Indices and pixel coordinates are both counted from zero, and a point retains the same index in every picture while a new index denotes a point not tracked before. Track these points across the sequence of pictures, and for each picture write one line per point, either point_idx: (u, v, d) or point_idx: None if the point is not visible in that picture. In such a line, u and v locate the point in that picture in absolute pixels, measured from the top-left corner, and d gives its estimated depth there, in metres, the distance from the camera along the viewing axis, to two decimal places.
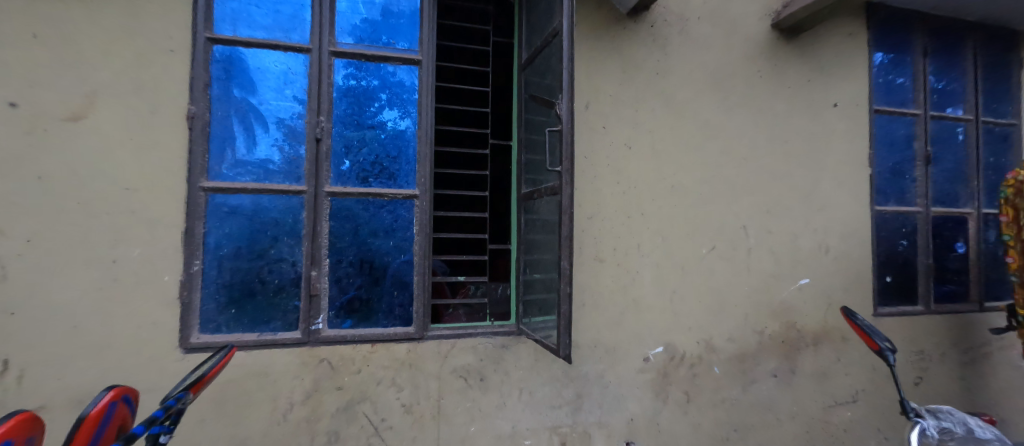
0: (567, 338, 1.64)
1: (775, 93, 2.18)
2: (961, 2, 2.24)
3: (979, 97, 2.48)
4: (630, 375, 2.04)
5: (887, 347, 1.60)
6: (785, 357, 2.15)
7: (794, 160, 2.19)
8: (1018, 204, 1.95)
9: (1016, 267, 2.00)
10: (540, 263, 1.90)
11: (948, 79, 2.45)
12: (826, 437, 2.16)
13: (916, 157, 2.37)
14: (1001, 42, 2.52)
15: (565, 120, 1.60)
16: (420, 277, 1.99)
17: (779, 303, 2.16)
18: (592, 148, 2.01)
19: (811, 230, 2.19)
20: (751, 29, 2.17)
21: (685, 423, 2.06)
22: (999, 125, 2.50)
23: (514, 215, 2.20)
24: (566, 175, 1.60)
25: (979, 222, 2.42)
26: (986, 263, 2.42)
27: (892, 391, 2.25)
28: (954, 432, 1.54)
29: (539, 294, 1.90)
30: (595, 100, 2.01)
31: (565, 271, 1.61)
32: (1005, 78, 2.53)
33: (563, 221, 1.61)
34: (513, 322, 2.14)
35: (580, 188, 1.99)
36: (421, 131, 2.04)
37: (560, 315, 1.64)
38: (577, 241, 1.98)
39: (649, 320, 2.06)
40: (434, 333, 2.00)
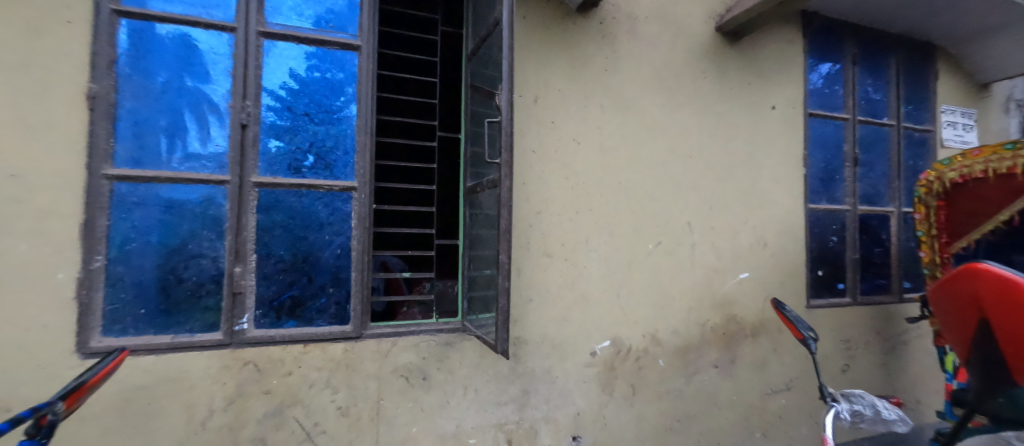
0: (505, 334, 1.63)
1: (718, 93, 2.23)
2: (886, 14, 2.38)
3: (901, 104, 2.65)
4: (577, 369, 2.02)
5: (809, 335, 1.70)
6: (725, 348, 2.20)
7: (736, 158, 2.25)
8: (929, 202, 2.08)
9: (928, 261, 2.10)
10: (485, 259, 1.86)
11: (874, 87, 2.61)
12: (763, 425, 2.23)
13: (846, 159, 2.51)
14: (920, 54, 2.70)
15: (503, 111, 1.60)
16: (357, 273, 1.87)
17: (720, 296, 2.21)
18: (541, 143, 1.97)
19: (751, 226, 2.26)
20: (696, 30, 2.21)
21: (631, 415, 2.07)
22: (918, 131, 2.69)
23: (462, 209, 2.11)
24: (504, 167, 1.61)
25: (900, 220, 2.61)
26: (906, 258, 2.60)
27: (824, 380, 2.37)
28: (864, 414, 1.59)
29: (482, 290, 1.88)
30: (544, 94, 1.98)
31: (504, 264, 1.61)
32: (923, 88, 2.72)
33: (501, 213, 1.61)
34: (458, 319, 2.07)
35: (527, 182, 1.95)
36: (361, 120, 1.90)
37: (499, 309, 1.63)
38: (524, 236, 1.94)
39: (596, 315, 2.05)
40: (373, 331, 1.89)
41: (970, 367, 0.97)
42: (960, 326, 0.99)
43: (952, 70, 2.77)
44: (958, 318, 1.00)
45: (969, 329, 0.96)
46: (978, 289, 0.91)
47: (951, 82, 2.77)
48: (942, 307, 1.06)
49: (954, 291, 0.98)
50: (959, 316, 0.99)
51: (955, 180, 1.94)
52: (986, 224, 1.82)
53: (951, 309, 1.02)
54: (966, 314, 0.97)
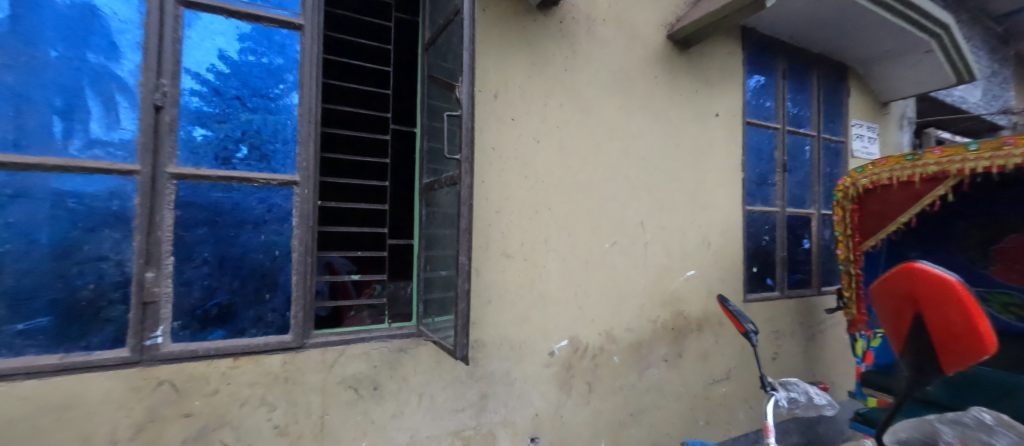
0: (465, 339, 1.57)
1: (669, 99, 2.33)
2: (810, 34, 2.65)
3: (820, 118, 2.97)
4: (535, 370, 2.01)
5: (750, 329, 1.85)
6: (673, 343, 2.32)
7: (684, 162, 2.37)
8: (845, 205, 2.42)
9: (844, 258, 2.46)
10: (441, 260, 1.79)
11: (800, 101, 2.90)
12: (706, 412, 2.38)
13: (776, 166, 2.76)
14: (835, 74, 3.05)
15: (464, 104, 1.53)
16: (299, 276, 1.65)
17: (670, 293, 2.32)
18: (501, 140, 1.92)
19: (697, 226, 2.40)
20: (650, 37, 2.29)
21: (587, 413, 2.09)
22: (833, 141, 3.04)
23: (417, 208, 2.00)
24: (464, 163, 1.54)
25: (819, 221, 2.93)
26: (823, 255, 2.93)
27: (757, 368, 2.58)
28: (799, 400, 1.76)
29: (439, 292, 1.80)
30: (504, 91, 1.93)
31: (464, 266, 1.56)
32: (837, 103, 3.07)
33: (461, 212, 1.54)
34: (412, 324, 1.95)
35: (486, 180, 1.89)
36: (303, 106, 1.68)
37: (457, 313, 1.56)
38: (484, 235, 1.89)
39: (554, 314, 2.05)
40: (317, 340, 1.71)
41: (903, 356, 1.09)
42: (895, 320, 1.11)
43: (858, 89, 3.15)
44: (892, 312, 1.12)
45: (904, 322, 1.08)
46: (915, 290, 1.02)
47: (857, 99, 3.15)
48: (877, 302, 1.18)
49: (890, 290, 1.09)
50: (894, 311, 1.11)
51: (867, 186, 2.26)
52: (891, 222, 2.18)
53: (886, 304, 1.13)
54: (901, 309, 1.08)
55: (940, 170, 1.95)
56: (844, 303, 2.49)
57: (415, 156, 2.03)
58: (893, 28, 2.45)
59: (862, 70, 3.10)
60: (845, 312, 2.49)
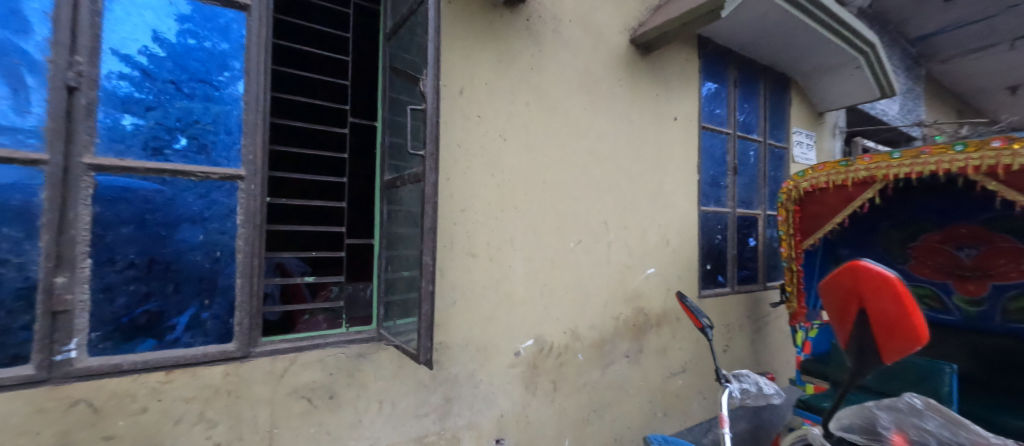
0: (429, 342, 1.51)
1: (632, 101, 2.39)
2: (758, 46, 2.83)
3: (767, 124, 3.19)
4: (501, 371, 1.98)
5: (706, 324, 1.94)
6: (634, 339, 2.38)
7: (645, 163, 2.44)
8: (788, 206, 2.73)
9: (787, 255, 2.74)
10: (403, 260, 1.72)
11: (750, 107, 3.09)
12: (664, 405, 2.47)
13: (728, 169, 2.92)
14: (779, 84, 3.28)
15: (429, 99, 1.47)
16: (245, 279, 1.49)
17: (631, 290, 2.38)
18: (466, 137, 1.87)
19: (657, 225, 2.48)
20: (614, 40, 2.33)
21: (551, 411, 2.10)
22: (777, 147, 3.27)
23: (376, 205, 1.91)
24: (429, 160, 1.48)
25: (764, 221, 3.15)
26: (768, 253, 3.15)
27: (710, 359, 2.72)
28: (750, 391, 1.87)
29: (401, 294, 1.73)
30: (470, 87, 1.88)
31: (428, 266, 1.49)
32: (781, 112, 3.30)
33: (426, 210, 1.48)
34: (372, 328, 1.85)
35: (451, 178, 1.83)
36: (250, 94, 1.52)
37: (421, 316, 1.50)
38: (448, 234, 1.83)
39: (520, 314, 2.03)
40: (265, 348, 1.56)
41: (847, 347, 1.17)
42: (841, 315, 1.19)
43: (797, 99, 3.41)
44: (837, 308, 1.20)
45: (847, 317, 1.17)
46: (859, 286, 1.11)
47: (797, 109, 3.41)
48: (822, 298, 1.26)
49: (837, 286, 1.18)
50: (841, 308, 1.18)
51: (807, 189, 2.57)
52: (828, 222, 2.49)
53: (833, 301, 1.21)
54: (845, 305, 1.16)
55: (869, 175, 2.26)
56: (786, 297, 2.75)
57: (376, 152, 1.93)
58: (828, 43, 2.67)
59: (801, 82, 3.35)
60: (788, 305, 2.73)
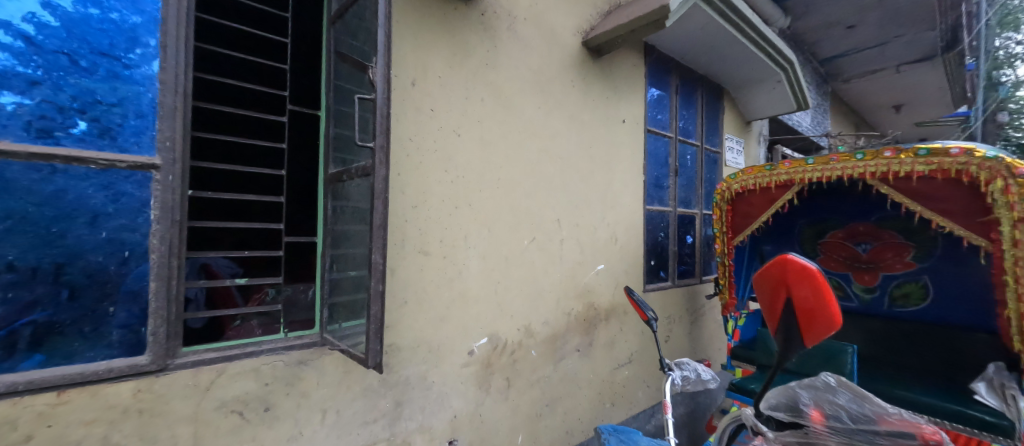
0: (378, 345, 1.42)
1: (583, 103, 2.46)
2: (697, 56, 3.04)
3: (703, 129, 3.44)
4: (454, 370, 1.93)
5: (652, 316, 2.04)
6: (585, 333, 2.45)
7: (595, 163, 2.52)
8: (721, 205, 2.98)
9: (722, 251, 2.97)
10: (350, 259, 1.62)
11: (689, 113, 3.30)
12: (612, 395, 2.58)
13: (669, 170, 3.11)
14: (713, 92, 3.54)
15: (379, 89, 1.38)
16: (159, 284, 1.28)
17: (583, 286, 2.45)
18: (419, 131, 1.80)
19: (606, 223, 2.58)
20: (567, 41, 2.38)
21: (505, 408, 2.09)
22: (711, 151, 3.55)
23: (320, 200, 1.76)
24: (379, 152, 1.39)
25: (701, 219, 3.40)
26: (703, 249, 3.41)
27: (654, 350, 2.88)
28: (690, 378, 2.00)
29: (347, 295, 1.63)
30: (423, 79, 1.81)
31: (377, 265, 1.41)
32: (715, 118, 3.58)
33: (375, 206, 1.39)
34: (315, 332, 1.70)
35: (402, 174, 1.75)
36: (167, 72, 1.30)
37: (369, 318, 1.41)
38: (399, 231, 1.74)
39: (473, 312, 1.99)
40: (187, 359, 1.35)
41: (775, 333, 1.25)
42: (770, 304, 1.26)
43: (729, 108, 3.72)
44: (766, 299, 1.27)
45: (776, 306, 1.24)
46: (787, 276, 1.19)
47: (728, 116, 3.71)
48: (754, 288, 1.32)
49: (766, 277, 1.25)
50: (770, 298, 1.25)
51: (738, 190, 2.84)
52: (755, 220, 2.75)
53: (763, 291, 1.28)
54: (774, 295, 1.24)
55: (789, 178, 2.56)
56: (719, 289, 3.00)
57: (321, 142, 1.77)
58: (755, 57, 2.93)
59: (732, 92, 3.65)
60: (721, 296, 2.97)
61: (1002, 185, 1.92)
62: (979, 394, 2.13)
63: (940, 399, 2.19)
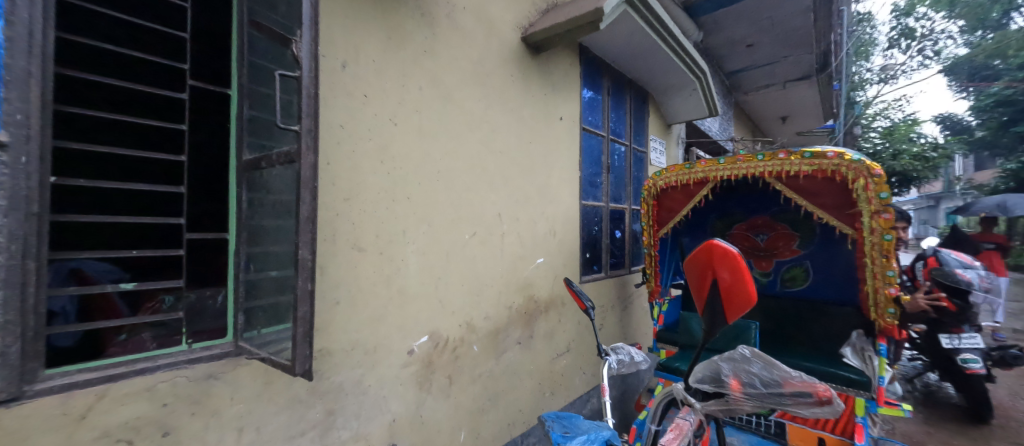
0: (306, 349, 1.20)
1: (522, 98, 2.48)
2: (625, 61, 3.23)
3: (631, 130, 3.65)
4: (393, 372, 1.81)
5: (590, 305, 2.10)
6: (526, 325, 2.48)
7: (533, 158, 2.56)
8: (647, 200, 3.19)
9: (648, 243, 3.18)
10: (271, 257, 1.41)
11: (619, 114, 3.49)
12: (550, 384, 2.66)
13: (602, 167, 3.27)
14: (640, 96, 3.78)
15: (304, 66, 1.15)
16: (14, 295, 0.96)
17: (523, 280, 2.47)
18: (351, 117, 1.63)
19: (545, 217, 2.64)
20: (507, 35, 2.37)
21: (447, 407, 2.02)
22: (638, 150, 3.79)
23: (231, 189, 1.50)
24: (305, 137, 1.14)
25: (630, 214, 3.63)
26: (632, 242, 3.65)
27: (589, 338, 3.01)
28: (625, 361, 2.11)
29: (268, 298, 1.42)
30: (355, 62, 1.65)
31: (305, 262, 1.17)
32: (641, 120, 3.82)
33: (302, 198, 1.14)
34: (229, 341, 1.43)
35: (329, 162, 1.56)
36: (18, 27, 0.93)
37: (295, 322, 1.17)
38: (329, 227, 1.57)
39: (412, 311, 1.89)
40: (48, 385, 1.04)
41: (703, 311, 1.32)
42: (700, 284, 1.33)
43: (652, 110, 4.00)
44: (697, 281, 1.35)
45: (705, 286, 1.31)
46: (714, 260, 1.25)
47: (652, 118, 4.00)
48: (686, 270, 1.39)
49: (696, 261, 1.31)
50: (700, 279, 1.32)
51: (662, 187, 3.07)
52: (677, 214, 3.00)
53: (693, 273, 1.35)
54: (703, 276, 1.31)
55: (705, 176, 2.82)
56: (646, 279, 3.21)
57: (231, 123, 1.51)
58: (675, 65, 3.19)
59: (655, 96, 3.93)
60: (648, 285, 3.20)
61: (863, 183, 2.31)
62: (846, 357, 2.55)
63: (817, 363, 2.56)
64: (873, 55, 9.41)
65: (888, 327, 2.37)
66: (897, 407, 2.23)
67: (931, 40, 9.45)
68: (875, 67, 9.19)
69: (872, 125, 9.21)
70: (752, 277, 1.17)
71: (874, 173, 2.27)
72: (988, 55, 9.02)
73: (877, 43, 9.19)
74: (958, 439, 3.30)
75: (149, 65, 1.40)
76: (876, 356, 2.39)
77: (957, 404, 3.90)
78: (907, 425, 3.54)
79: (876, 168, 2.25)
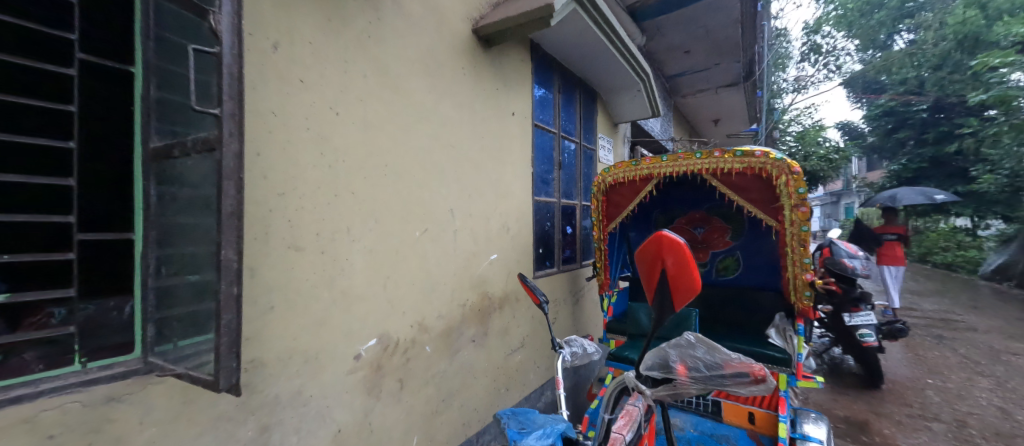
0: (234, 361, 1.05)
1: (473, 91, 2.43)
2: (575, 59, 3.28)
3: (582, 126, 3.72)
4: (338, 379, 1.71)
5: (544, 299, 2.10)
6: (480, 323, 2.45)
7: (485, 152, 2.52)
8: (597, 195, 3.26)
9: (598, 238, 3.25)
10: (188, 259, 1.17)
11: (570, 111, 3.54)
12: (505, 380, 2.65)
13: (554, 163, 3.30)
14: (590, 94, 3.85)
15: (222, 39, 0.98)
16: None
17: (477, 277, 2.43)
18: (285, 105, 1.50)
19: (499, 213, 2.62)
20: (457, 26, 2.31)
21: (398, 411, 1.94)
22: (588, 147, 3.87)
23: (136, 182, 1.25)
24: (226, 123, 0.99)
25: (581, 210, 3.70)
26: (583, 237, 3.73)
27: (543, 332, 3.03)
28: (578, 353, 2.14)
29: (186, 308, 1.20)
30: (288, 44, 1.51)
31: (231, 264, 1.02)
32: (591, 117, 3.90)
33: (224, 190, 0.99)
34: (138, 359, 1.22)
35: (260, 153, 1.42)
36: None
37: (218, 331, 1.02)
38: (262, 224, 1.44)
39: (359, 313, 1.79)
40: None
41: (652, 301, 1.34)
42: (650, 273, 1.35)
43: (601, 109, 4.10)
44: (646, 271, 1.37)
45: (654, 275, 1.33)
46: (664, 249, 1.27)
47: (602, 117, 4.09)
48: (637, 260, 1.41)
49: (646, 251, 1.33)
50: (650, 268, 1.34)
51: (611, 183, 3.14)
52: (625, 209, 3.10)
53: (643, 263, 1.37)
54: (653, 265, 1.33)
55: (650, 173, 2.92)
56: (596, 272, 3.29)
57: (134, 104, 1.25)
58: (621, 65, 3.28)
59: (604, 95, 4.03)
60: (598, 279, 3.28)
61: (785, 180, 2.48)
62: (771, 337, 2.74)
63: (748, 344, 2.75)
64: (788, 67, 10.38)
65: (805, 309, 2.59)
66: (812, 378, 2.50)
67: (833, 55, 10.61)
68: (790, 78, 10.13)
69: (789, 129, 10.14)
70: (697, 266, 1.21)
71: (793, 170, 2.46)
72: (879, 70, 10.28)
73: (792, 56, 10.16)
74: (858, 403, 3.73)
75: (5, 22, 1.05)
76: (795, 335, 2.63)
77: (855, 372, 4.42)
78: (818, 395, 3.96)
79: (795, 166, 2.43)
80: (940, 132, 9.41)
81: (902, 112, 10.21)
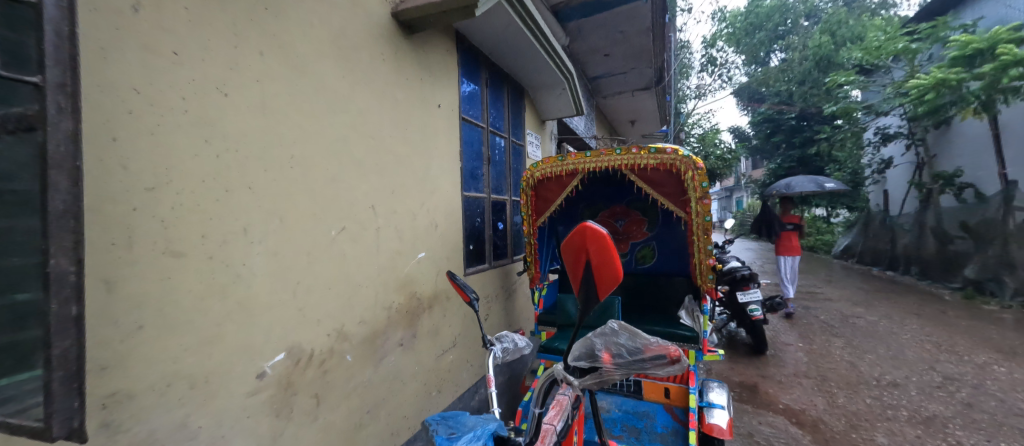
0: (76, 400, 0.79)
1: (394, 79, 2.30)
2: (501, 53, 3.26)
3: (510, 121, 3.71)
4: (238, 403, 1.50)
5: (474, 296, 2.05)
6: (408, 325, 2.34)
7: (408, 145, 2.39)
8: (525, 190, 3.26)
9: (528, 232, 3.27)
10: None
11: (498, 106, 3.51)
12: (436, 382, 2.56)
13: (483, 158, 3.25)
14: (518, 90, 3.86)
15: None
16: None
17: (403, 277, 2.32)
18: (152, 81, 1.26)
19: (425, 210, 2.52)
20: (374, 7, 2.16)
21: (313, 429, 1.78)
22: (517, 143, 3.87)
23: None
24: (50, 95, 0.74)
25: (511, 205, 3.71)
26: (514, 232, 3.74)
27: (474, 330, 2.99)
28: (510, 349, 2.12)
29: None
30: (155, 7, 1.27)
31: (62, 277, 0.75)
32: (519, 113, 3.92)
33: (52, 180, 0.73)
34: None
35: (116, 137, 1.18)
36: None
37: (53, 365, 0.76)
38: (124, 226, 1.19)
39: (263, 324, 1.60)
40: None
41: (578, 291, 1.35)
42: (575, 265, 1.36)
43: (529, 106, 4.13)
44: (572, 262, 1.37)
45: (579, 265, 1.34)
46: (587, 240, 1.29)
47: (530, 113, 4.13)
48: (563, 253, 1.41)
49: (570, 243, 1.34)
50: (575, 260, 1.35)
51: (538, 178, 3.17)
52: (553, 204, 3.15)
53: (569, 255, 1.37)
54: (577, 257, 1.34)
55: (575, 168, 3.00)
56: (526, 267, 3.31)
57: None
58: (544, 61, 3.32)
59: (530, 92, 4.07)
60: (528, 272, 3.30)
61: (691, 174, 2.67)
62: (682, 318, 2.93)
63: (661, 325, 2.94)
64: (692, 76, 11.44)
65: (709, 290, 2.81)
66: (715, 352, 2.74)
67: (727, 67, 11.91)
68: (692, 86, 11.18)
69: (693, 132, 11.20)
70: (617, 254, 1.25)
71: (698, 166, 2.65)
72: (761, 83, 11.81)
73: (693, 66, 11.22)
74: (749, 369, 4.20)
75: None
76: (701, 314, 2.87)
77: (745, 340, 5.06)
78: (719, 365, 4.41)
79: (699, 162, 2.62)
80: (805, 137, 10.90)
81: (777, 120, 11.64)
